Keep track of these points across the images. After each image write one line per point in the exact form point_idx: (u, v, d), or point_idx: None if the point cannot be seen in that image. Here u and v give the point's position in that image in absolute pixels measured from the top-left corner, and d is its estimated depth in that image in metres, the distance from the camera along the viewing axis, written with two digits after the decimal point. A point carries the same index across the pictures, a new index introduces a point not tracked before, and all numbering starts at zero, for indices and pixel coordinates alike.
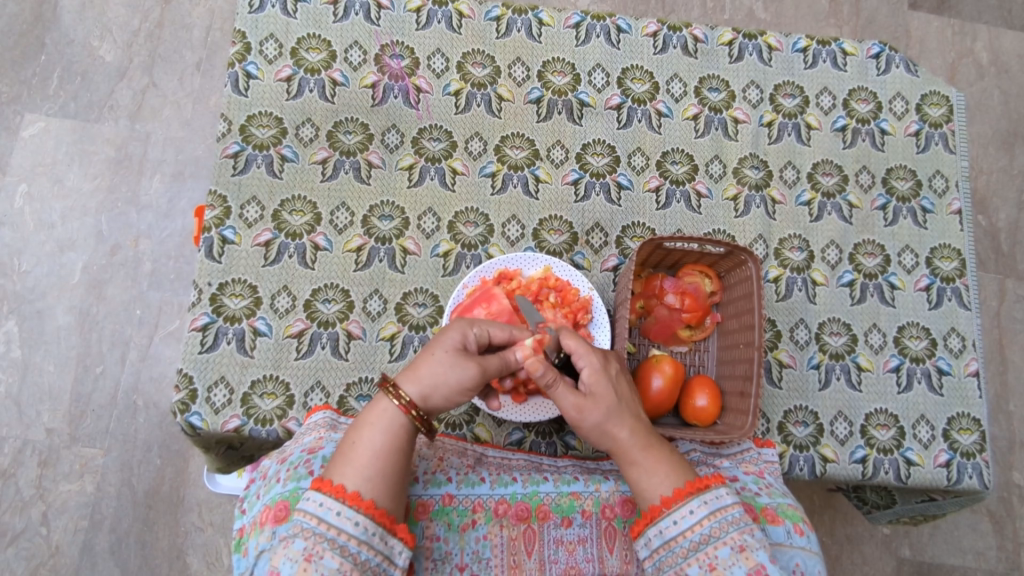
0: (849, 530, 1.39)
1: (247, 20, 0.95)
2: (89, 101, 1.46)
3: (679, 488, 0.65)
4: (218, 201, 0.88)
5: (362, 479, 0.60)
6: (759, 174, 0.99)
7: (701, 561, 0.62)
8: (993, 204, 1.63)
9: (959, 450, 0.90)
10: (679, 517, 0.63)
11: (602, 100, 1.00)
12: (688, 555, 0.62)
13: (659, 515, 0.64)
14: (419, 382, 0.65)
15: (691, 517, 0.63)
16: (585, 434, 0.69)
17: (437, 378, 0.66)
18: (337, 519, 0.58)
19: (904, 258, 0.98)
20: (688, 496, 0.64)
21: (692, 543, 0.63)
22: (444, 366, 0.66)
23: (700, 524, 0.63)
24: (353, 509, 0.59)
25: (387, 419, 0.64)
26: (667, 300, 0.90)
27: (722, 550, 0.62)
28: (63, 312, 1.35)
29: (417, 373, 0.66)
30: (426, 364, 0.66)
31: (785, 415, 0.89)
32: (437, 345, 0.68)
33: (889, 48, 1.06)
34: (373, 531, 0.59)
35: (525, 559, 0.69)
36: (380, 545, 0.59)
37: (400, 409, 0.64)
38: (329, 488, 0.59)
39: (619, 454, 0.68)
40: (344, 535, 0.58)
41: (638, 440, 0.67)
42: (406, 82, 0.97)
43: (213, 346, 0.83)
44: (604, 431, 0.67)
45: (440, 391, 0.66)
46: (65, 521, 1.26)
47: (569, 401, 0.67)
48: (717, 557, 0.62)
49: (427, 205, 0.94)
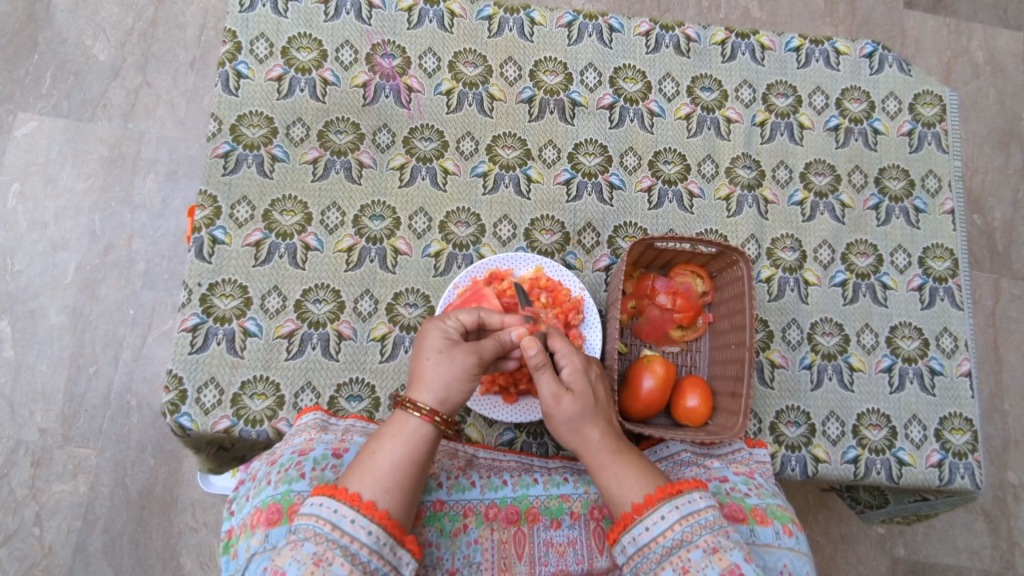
0: (843, 529, 1.39)
1: (238, 19, 0.94)
2: (83, 100, 1.45)
3: (650, 494, 0.65)
4: (208, 200, 0.88)
5: (380, 489, 0.60)
6: (752, 173, 0.99)
7: (674, 565, 0.62)
8: (988, 203, 1.63)
9: (950, 449, 0.90)
10: (651, 523, 0.63)
11: (594, 100, 1.00)
12: (661, 561, 0.62)
13: (631, 522, 0.64)
14: (430, 388, 0.67)
15: (663, 522, 0.63)
16: (556, 427, 0.70)
17: (445, 376, 0.67)
18: (350, 526, 0.58)
19: (896, 258, 0.98)
20: (659, 501, 0.64)
21: (666, 548, 0.62)
22: (445, 363, 0.68)
23: (671, 529, 0.63)
24: (367, 518, 0.58)
25: (412, 432, 0.64)
26: (658, 300, 0.89)
27: (694, 554, 0.61)
28: (56, 312, 1.35)
29: (424, 381, 0.67)
30: (427, 371, 0.68)
31: (777, 415, 0.89)
32: (425, 349, 0.69)
33: (882, 47, 1.06)
34: (384, 541, 0.59)
35: (515, 562, 0.69)
36: (389, 555, 0.59)
37: (424, 419, 0.65)
38: (345, 496, 0.59)
39: (588, 456, 0.69)
40: (357, 543, 0.58)
41: (606, 445, 0.68)
42: (398, 81, 0.96)
43: (203, 347, 0.83)
44: (574, 429, 0.69)
45: (454, 388, 0.67)
46: (58, 522, 1.26)
47: (548, 390, 0.69)
48: (690, 561, 0.61)
49: (418, 205, 0.93)
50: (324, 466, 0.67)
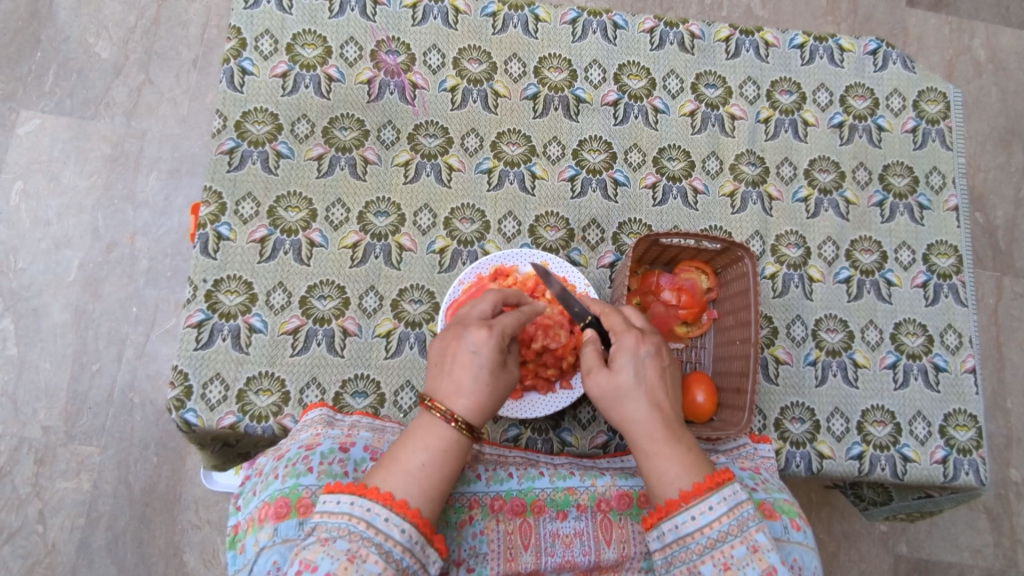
0: (846, 527, 1.40)
1: (242, 16, 0.94)
2: (85, 98, 1.45)
3: (698, 483, 0.63)
4: (213, 197, 0.88)
5: (420, 493, 0.60)
6: (756, 170, 0.99)
7: (715, 559, 0.61)
8: (990, 201, 1.63)
9: (955, 446, 0.89)
10: (697, 513, 0.62)
11: (599, 96, 1.00)
12: (703, 552, 0.61)
13: (677, 509, 0.62)
14: (485, 413, 0.67)
15: (710, 513, 0.62)
16: (645, 378, 0.69)
17: (496, 399, 0.68)
18: (384, 524, 0.58)
19: (900, 255, 0.98)
20: (708, 491, 0.62)
21: (708, 540, 0.61)
22: (499, 387, 0.68)
23: (718, 521, 0.61)
24: (400, 516, 0.58)
25: (456, 448, 0.64)
26: (662, 296, 0.89)
27: (737, 550, 0.60)
28: (59, 309, 1.35)
29: (481, 403, 0.66)
30: (486, 392, 0.67)
31: (782, 411, 0.89)
32: (487, 370, 0.67)
33: (886, 44, 1.06)
34: (416, 539, 0.59)
35: (521, 553, 0.68)
36: (419, 553, 0.59)
37: (467, 436, 0.64)
38: (379, 495, 0.59)
39: (635, 433, 0.67)
40: (390, 541, 0.58)
41: (650, 419, 0.67)
42: (402, 78, 0.96)
43: (208, 343, 0.83)
44: (661, 383, 0.69)
45: (491, 397, 0.67)
46: (61, 519, 1.26)
47: (590, 362, 0.72)
48: (732, 557, 0.60)
49: (423, 201, 0.93)
50: (331, 460, 0.67)
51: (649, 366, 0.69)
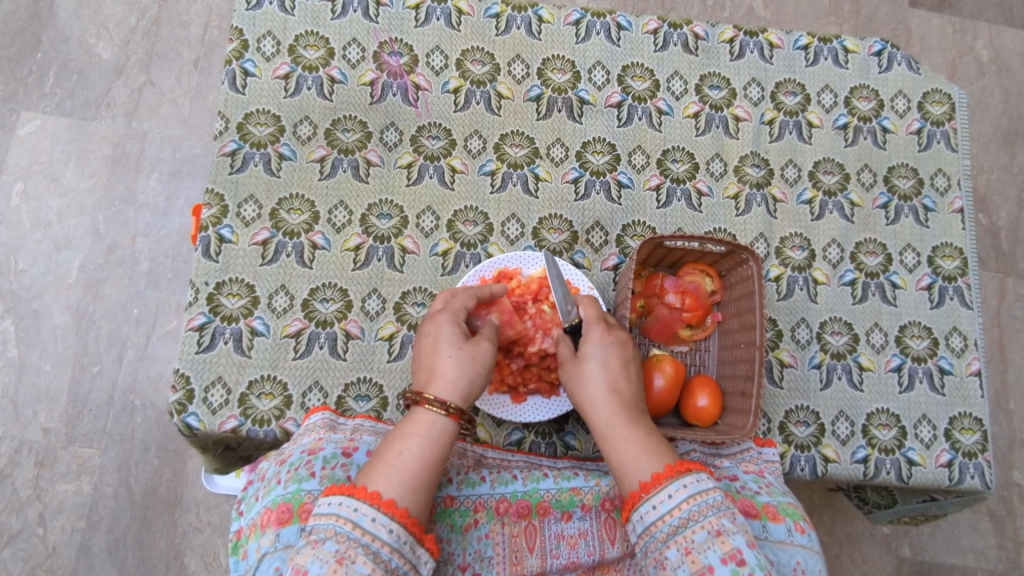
0: (849, 529, 1.39)
1: (244, 17, 0.94)
2: (86, 99, 1.45)
3: (656, 471, 0.63)
4: (215, 199, 0.87)
5: (405, 489, 0.60)
6: (760, 172, 0.99)
7: (678, 546, 0.60)
8: (994, 203, 1.62)
9: (960, 449, 0.89)
10: (658, 501, 0.62)
11: (603, 97, 0.99)
12: (667, 540, 0.61)
13: (638, 500, 0.63)
14: (455, 385, 0.67)
15: (670, 501, 0.61)
16: (604, 365, 0.71)
17: (471, 372, 0.68)
18: (371, 525, 0.57)
19: (905, 257, 0.98)
20: (666, 480, 0.62)
21: (671, 527, 0.61)
22: (471, 361, 0.69)
23: (678, 508, 0.61)
24: (387, 516, 0.58)
25: (431, 428, 0.64)
26: (667, 299, 0.89)
27: (698, 535, 0.60)
28: (60, 311, 1.34)
29: (448, 378, 0.67)
30: (451, 369, 0.68)
31: (786, 415, 0.89)
32: (446, 347, 0.69)
33: (891, 45, 1.06)
34: (405, 539, 0.58)
35: (527, 555, 0.68)
36: (409, 554, 0.59)
37: (450, 418, 0.65)
38: (365, 494, 0.59)
39: (595, 419, 0.69)
40: (378, 541, 0.57)
41: (609, 404, 0.69)
42: (405, 79, 0.96)
43: (211, 346, 0.82)
44: (622, 372, 0.71)
45: (475, 384, 0.68)
46: (62, 522, 1.25)
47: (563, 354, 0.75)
48: (693, 542, 0.60)
49: (425, 203, 0.93)
50: (334, 465, 0.67)
51: (611, 355, 0.72)
